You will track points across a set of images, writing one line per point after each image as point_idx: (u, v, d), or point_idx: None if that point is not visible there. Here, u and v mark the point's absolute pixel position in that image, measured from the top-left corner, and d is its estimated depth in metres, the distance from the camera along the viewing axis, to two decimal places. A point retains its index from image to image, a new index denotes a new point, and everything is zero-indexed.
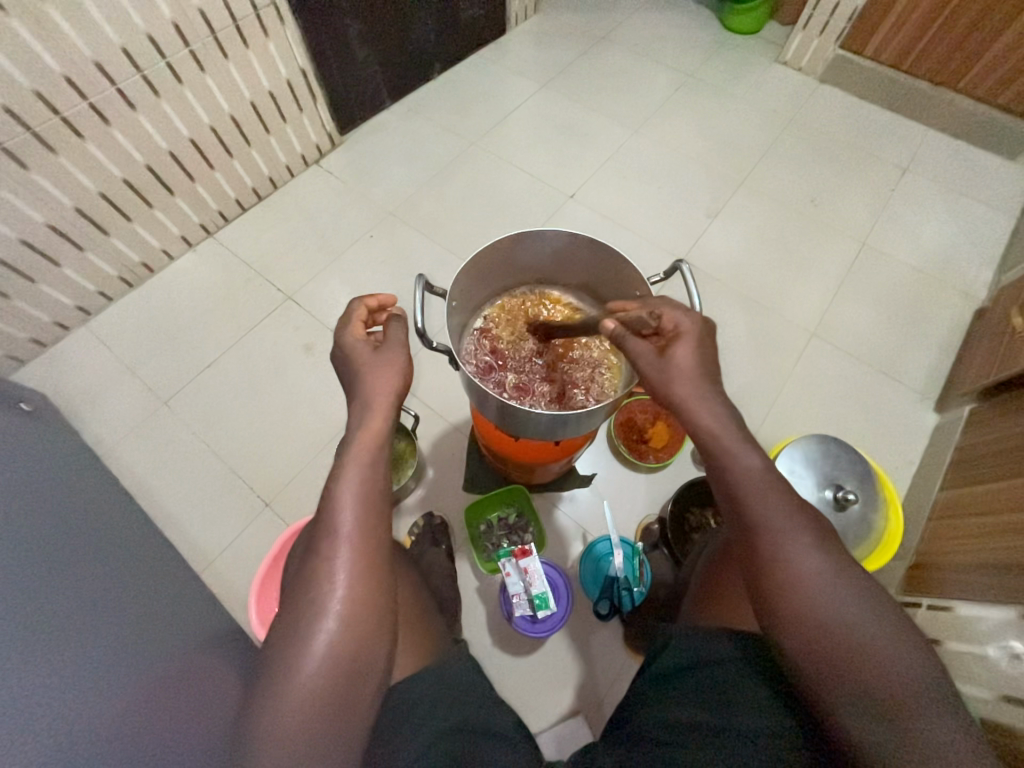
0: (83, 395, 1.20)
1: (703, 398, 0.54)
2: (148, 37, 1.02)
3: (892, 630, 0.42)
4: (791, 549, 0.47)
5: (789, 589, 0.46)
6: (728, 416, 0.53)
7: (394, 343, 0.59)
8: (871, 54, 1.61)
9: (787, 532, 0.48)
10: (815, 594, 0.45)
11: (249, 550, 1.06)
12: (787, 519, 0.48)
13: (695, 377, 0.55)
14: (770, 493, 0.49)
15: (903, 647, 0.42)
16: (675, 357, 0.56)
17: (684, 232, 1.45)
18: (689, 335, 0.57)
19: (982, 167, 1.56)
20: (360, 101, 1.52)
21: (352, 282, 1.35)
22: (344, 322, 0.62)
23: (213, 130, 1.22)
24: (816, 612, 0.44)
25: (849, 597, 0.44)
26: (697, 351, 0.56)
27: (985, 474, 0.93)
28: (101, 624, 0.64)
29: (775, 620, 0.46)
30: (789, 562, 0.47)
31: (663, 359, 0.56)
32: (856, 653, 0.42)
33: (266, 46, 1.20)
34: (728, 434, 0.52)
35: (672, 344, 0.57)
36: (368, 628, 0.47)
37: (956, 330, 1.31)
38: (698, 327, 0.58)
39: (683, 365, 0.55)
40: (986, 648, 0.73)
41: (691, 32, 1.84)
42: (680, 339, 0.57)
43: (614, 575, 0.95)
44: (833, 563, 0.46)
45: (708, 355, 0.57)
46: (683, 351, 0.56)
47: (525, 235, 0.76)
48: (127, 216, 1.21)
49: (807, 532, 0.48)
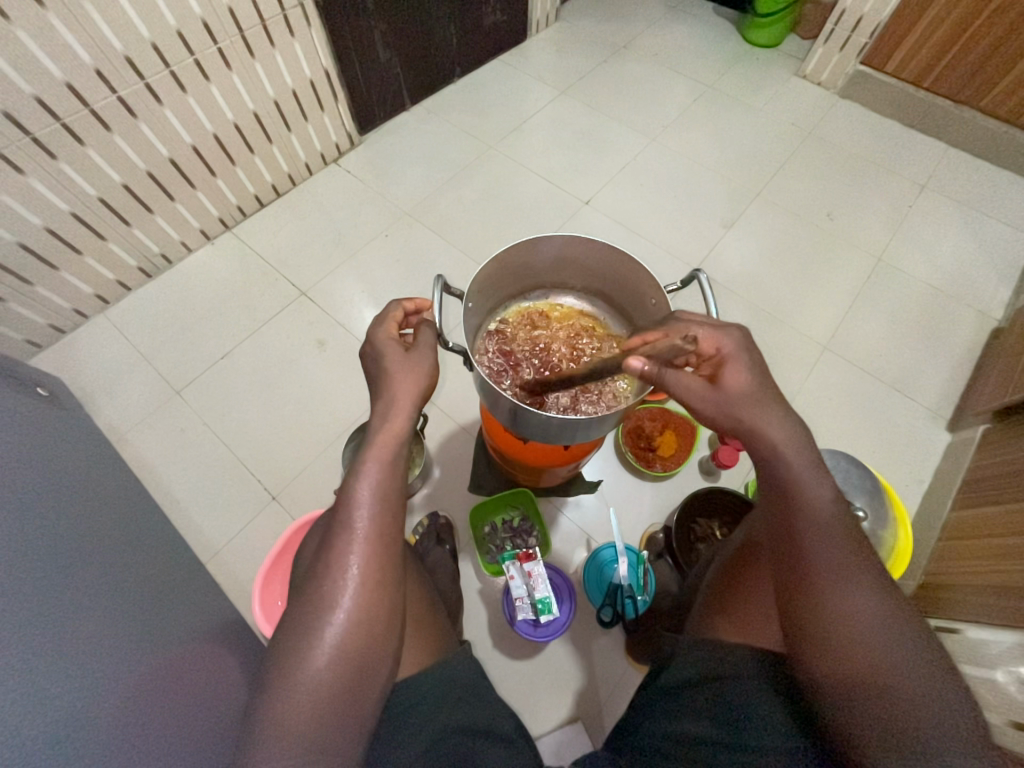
0: (98, 382, 1.21)
1: (763, 424, 0.53)
2: (178, 34, 1.04)
3: (938, 676, 0.40)
4: (847, 585, 0.45)
5: (835, 625, 0.44)
6: (794, 428, 0.53)
7: (423, 347, 0.61)
8: (891, 71, 1.61)
9: (843, 567, 0.46)
10: (861, 632, 0.43)
11: (254, 542, 1.07)
12: (842, 554, 0.46)
13: (753, 401, 0.55)
14: (827, 526, 0.48)
15: (949, 695, 0.40)
16: (727, 384, 0.56)
17: (698, 241, 1.45)
18: (734, 358, 0.58)
19: (1001, 187, 1.55)
20: (380, 102, 1.53)
21: (366, 280, 1.36)
22: (379, 321, 0.63)
23: (236, 126, 1.24)
24: (860, 650, 0.42)
25: (902, 640, 0.42)
26: (747, 373, 0.57)
27: (998, 496, 0.92)
28: (109, 609, 0.65)
29: (812, 653, 0.44)
30: (845, 599, 0.44)
31: (713, 390, 0.57)
32: (899, 696, 0.40)
33: (291, 46, 1.22)
34: (791, 457, 0.51)
35: (721, 369, 0.58)
36: (377, 625, 0.47)
37: (971, 349, 1.30)
38: (740, 346, 0.58)
39: (736, 391, 0.56)
40: (994, 672, 0.72)
41: (710, 44, 1.85)
42: (727, 363, 0.58)
43: (618, 582, 0.94)
44: (886, 602, 0.44)
45: (759, 375, 0.57)
46: (732, 374, 0.57)
47: (541, 239, 0.76)
48: (149, 208, 1.22)
49: (863, 569, 0.45)
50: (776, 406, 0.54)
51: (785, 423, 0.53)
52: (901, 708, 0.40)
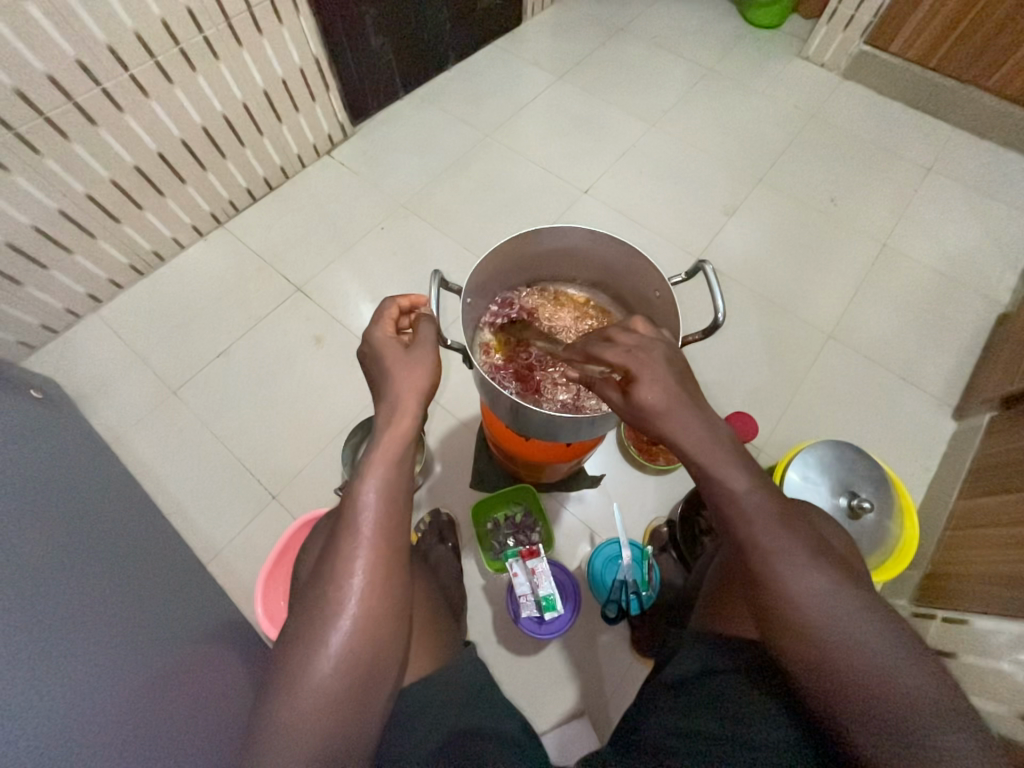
0: (94, 382, 1.20)
1: (681, 435, 0.46)
2: (162, 23, 1.00)
3: (887, 639, 0.41)
4: (787, 571, 0.43)
5: (786, 611, 0.43)
6: (710, 428, 0.47)
7: (424, 343, 0.58)
8: (896, 50, 1.57)
9: (781, 555, 0.44)
10: (810, 615, 0.42)
11: (255, 542, 1.06)
12: (780, 541, 0.44)
13: (670, 414, 0.47)
14: (760, 520, 0.44)
15: (899, 656, 0.40)
16: (642, 399, 0.47)
17: (700, 229, 1.42)
18: (643, 370, 0.47)
19: (1009, 168, 1.52)
20: (373, 91, 1.50)
21: (362, 275, 1.33)
22: (375, 320, 0.61)
23: (226, 118, 1.21)
24: (814, 633, 0.42)
25: (850, 615, 0.41)
26: (659, 384, 0.47)
27: (1007, 485, 0.91)
28: (109, 614, 0.64)
29: (774, 638, 0.44)
30: (786, 587, 0.43)
31: (629, 407, 0.49)
32: (853, 671, 0.40)
33: (280, 33, 1.19)
34: (711, 459, 0.46)
35: (631, 385, 0.48)
36: (384, 630, 0.46)
37: (977, 336, 1.28)
38: (646, 354, 0.49)
39: (650, 409, 0.47)
40: (1000, 662, 0.71)
41: (710, 24, 1.80)
42: (637, 377, 0.48)
43: (623, 578, 0.93)
44: (830, 578, 0.43)
45: (673, 384, 0.47)
46: (644, 391, 0.47)
47: (544, 229, 0.74)
48: (138, 204, 1.20)
49: (803, 549, 0.44)
50: (691, 412, 0.47)
51: (700, 427, 0.46)
52: (857, 680, 0.40)
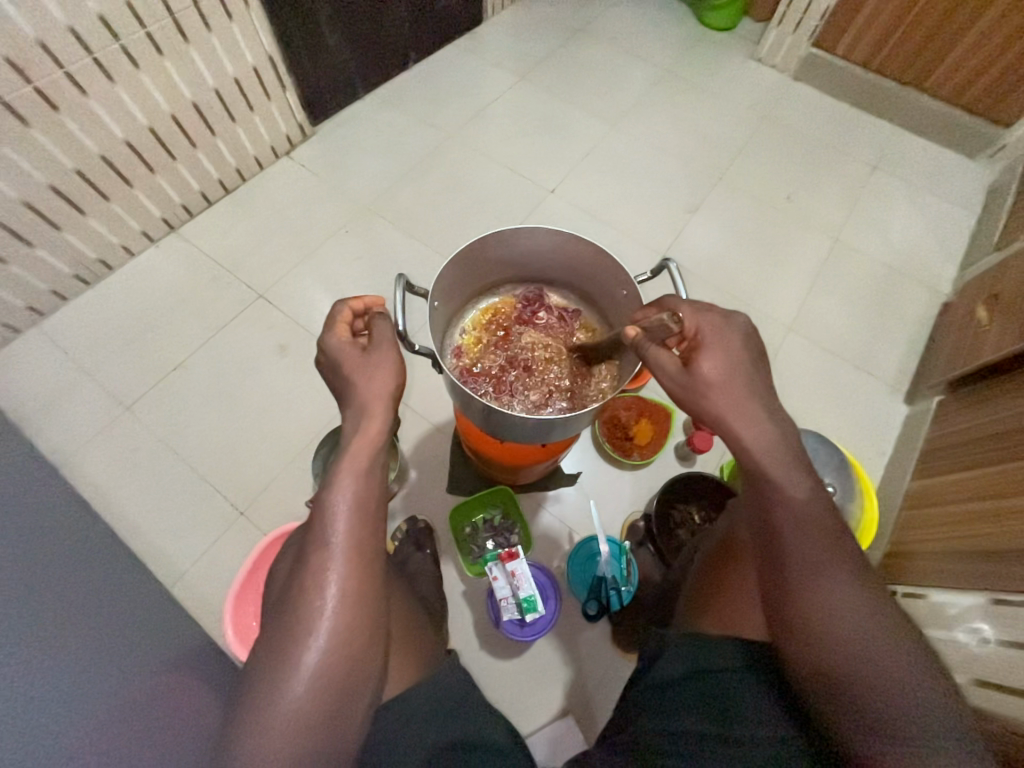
0: (36, 401, 1.12)
1: (737, 411, 0.51)
2: (99, 18, 0.95)
3: (909, 656, 0.42)
4: (827, 582, 0.45)
5: (814, 620, 0.44)
6: (773, 431, 0.50)
7: (382, 344, 0.57)
8: (841, 53, 1.64)
9: (824, 566, 0.45)
10: (838, 626, 0.43)
11: (222, 562, 1.02)
12: (819, 554, 0.46)
13: (730, 387, 0.52)
14: (806, 527, 0.47)
15: (922, 675, 0.41)
16: (702, 369, 0.53)
17: (664, 227, 1.45)
18: (714, 341, 0.54)
19: (946, 166, 1.61)
20: (331, 90, 1.46)
21: (327, 280, 1.30)
22: (327, 326, 0.59)
23: (174, 118, 1.16)
24: (838, 642, 0.43)
25: (875, 630, 0.43)
26: (722, 358, 0.53)
27: (958, 463, 0.96)
28: (51, 653, 0.59)
29: (795, 646, 0.45)
30: (822, 594, 0.44)
31: (686, 372, 0.54)
32: (872, 683, 0.41)
33: (229, 30, 1.14)
34: (768, 456, 0.49)
35: (697, 354, 0.54)
36: (359, 643, 0.45)
37: (923, 324, 1.35)
38: (721, 329, 0.55)
39: (711, 379, 0.52)
40: (955, 632, 0.76)
41: (667, 27, 1.84)
42: (706, 347, 0.54)
43: (602, 574, 0.96)
44: (862, 594, 0.44)
45: (740, 359, 0.53)
46: (708, 362, 0.53)
47: (508, 231, 0.74)
48: (80, 210, 1.13)
49: (841, 563, 0.46)
50: (757, 399, 0.52)
51: (767, 417, 0.51)
52: (874, 691, 0.40)
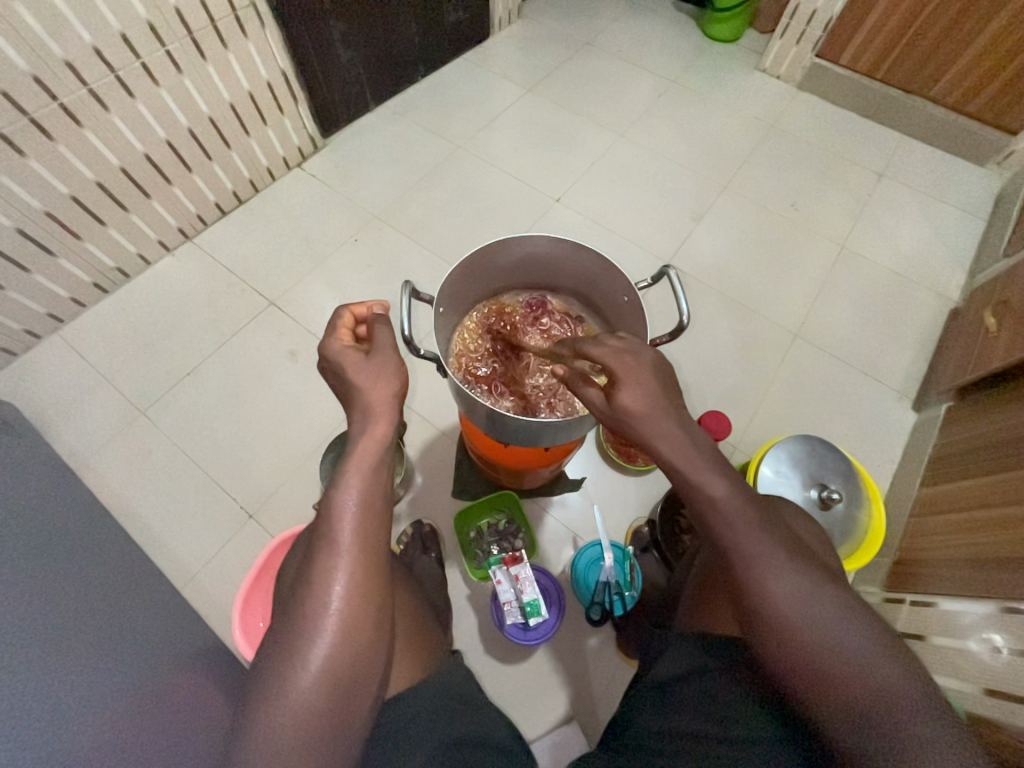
0: (55, 405, 1.15)
1: (659, 435, 0.49)
2: (122, 37, 0.99)
3: (863, 634, 0.42)
4: (765, 573, 0.45)
5: (767, 611, 0.44)
6: (687, 439, 0.49)
7: (384, 347, 0.58)
8: (845, 63, 1.65)
9: (758, 559, 0.46)
10: (798, 618, 0.43)
11: (232, 564, 1.03)
12: (754, 545, 0.46)
13: (648, 419, 0.49)
14: (737, 522, 0.47)
15: (877, 652, 0.41)
16: (624, 404, 0.50)
17: (670, 235, 1.46)
18: (627, 375, 0.50)
19: (954, 173, 1.61)
20: (343, 104, 1.50)
21: (337, 287, 1.33)
22: (329, 331, 0.60)
23: (191, 132, 1.20)
24: (793, 632, 0.43)
25: (828, 615, 0.43)
26: (642, 390, 0.50)
27: (968, 470, 0.95)
28: (62, 648, 0.59)
29: (756, 638, 0.45)
30: (761, 584, 0.45)
31: (611, 409, 0.51)
32: (834, 670, 0.41)
33: (245, 47, 1.18)
34: (688, 461, 0.48)
35: (615, 388, 0.51)
36: (365, 640, 0.45)
37: (932, 330, 1.35)
38: (633, 363, 0.51)
39: (630, 412, 0.50)
40: (968, 642, 0.74)
41: (672, 39, 1.86)
42: (620, 381, 0.51)
43: (605, 579, 0.94)
44: (807, 580, 0.45)
45: (654, 392, 0.50)
46: (626, 395, 0.50)
47: (512, 240, 0.75)
48: (101, 220, 1.17)
49: (782, 553, 0.46)
50: (671, 416, 0.49)
51: (679, 429, 0.49)
52: (834, 676, 0.41)
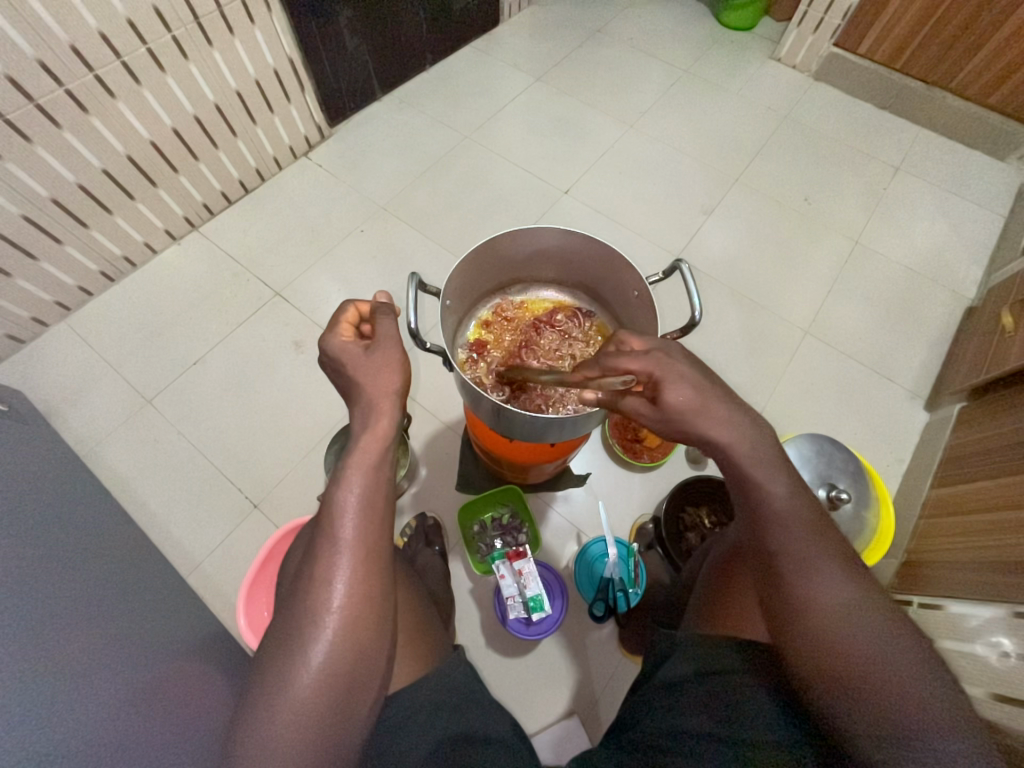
0: (62, 393, 1.16)
1: (713, 426, 0.49)
2: (128, 22, 0.98)
3: (881, 638, 0.41)
4: (803, 576, 0.45)
5: (799, 609, 0.44)
6: (747, 421, 0.49)
7: (385, 340, 0.56)
8: (864, 52, 1.61)
9: (793, 554, 0.46)
10: (824, 619, 0.43)
11: (237, 553, 1.04)
12: (801, 547, 0.46)
13: (700, 408, 0.49)
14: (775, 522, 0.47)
15: (916, 656, 0.40)
16: (671, 403, 0.49)
17: (679, 229, 1.44)
18: (666, 373, 0.50)
19: (973, 166, 1.57)
20: (351, 91, 1.48)
21: (342, 278, 1.32)
22: (330, 327, 0.59)
23: (197, 119, 1.19)
24: (820, 632, 0.43)
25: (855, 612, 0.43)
26: (687, 383, 0.50)
27: (984, 471, 0.93)
28: (67, 634, 0.59)
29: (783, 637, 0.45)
30: (798, 586, 0.45)
31: (662, 412, 0.50)
32: (854, 673, 0.41)
33: (252, 34, 1.17)
34: (746, 450, 0.49)
35: (657, 390, 0.50)
36: (365, 637, 0.45)
37: (946, 328, 1.32)
38: (664, 360, 0.51)
39: (681, 410, 0.49)
40: (975, 645, 0.74)
41: (685, 27, 1.83)
42: (661, 383, 0.50)
43: (609, 577, 0.95)
44: (835, 576, 0.44)
45: (698, 381, 0.50)
46: (672, 394, 0.49)
47: (521, 230, 0.73)
48: (108, 208, 1.17)
49: (809, 552, 0.46)
50: (721, 401, 0.49)
51: (729, 418, 0.49)
52: (846, 669, 0.41)
